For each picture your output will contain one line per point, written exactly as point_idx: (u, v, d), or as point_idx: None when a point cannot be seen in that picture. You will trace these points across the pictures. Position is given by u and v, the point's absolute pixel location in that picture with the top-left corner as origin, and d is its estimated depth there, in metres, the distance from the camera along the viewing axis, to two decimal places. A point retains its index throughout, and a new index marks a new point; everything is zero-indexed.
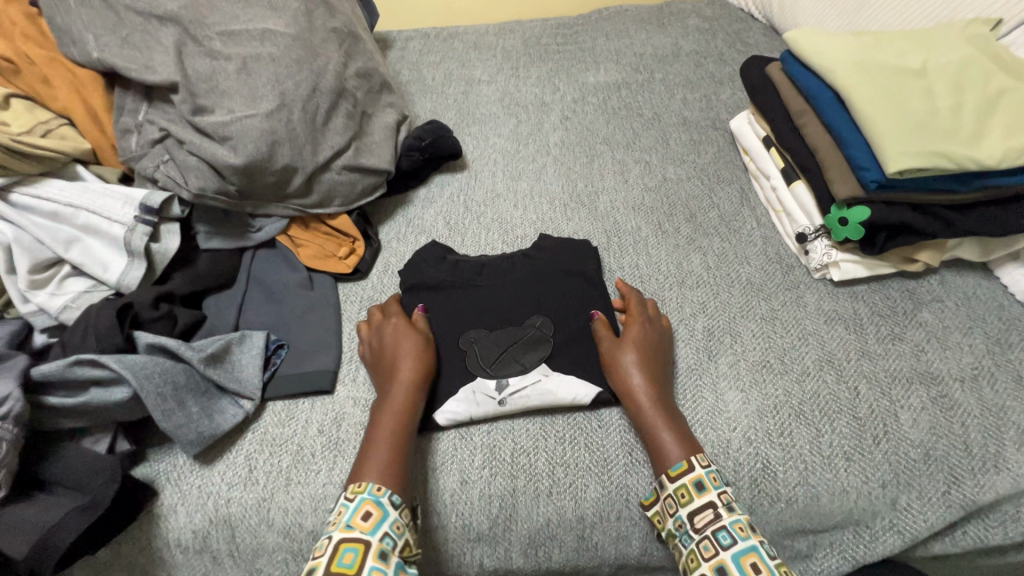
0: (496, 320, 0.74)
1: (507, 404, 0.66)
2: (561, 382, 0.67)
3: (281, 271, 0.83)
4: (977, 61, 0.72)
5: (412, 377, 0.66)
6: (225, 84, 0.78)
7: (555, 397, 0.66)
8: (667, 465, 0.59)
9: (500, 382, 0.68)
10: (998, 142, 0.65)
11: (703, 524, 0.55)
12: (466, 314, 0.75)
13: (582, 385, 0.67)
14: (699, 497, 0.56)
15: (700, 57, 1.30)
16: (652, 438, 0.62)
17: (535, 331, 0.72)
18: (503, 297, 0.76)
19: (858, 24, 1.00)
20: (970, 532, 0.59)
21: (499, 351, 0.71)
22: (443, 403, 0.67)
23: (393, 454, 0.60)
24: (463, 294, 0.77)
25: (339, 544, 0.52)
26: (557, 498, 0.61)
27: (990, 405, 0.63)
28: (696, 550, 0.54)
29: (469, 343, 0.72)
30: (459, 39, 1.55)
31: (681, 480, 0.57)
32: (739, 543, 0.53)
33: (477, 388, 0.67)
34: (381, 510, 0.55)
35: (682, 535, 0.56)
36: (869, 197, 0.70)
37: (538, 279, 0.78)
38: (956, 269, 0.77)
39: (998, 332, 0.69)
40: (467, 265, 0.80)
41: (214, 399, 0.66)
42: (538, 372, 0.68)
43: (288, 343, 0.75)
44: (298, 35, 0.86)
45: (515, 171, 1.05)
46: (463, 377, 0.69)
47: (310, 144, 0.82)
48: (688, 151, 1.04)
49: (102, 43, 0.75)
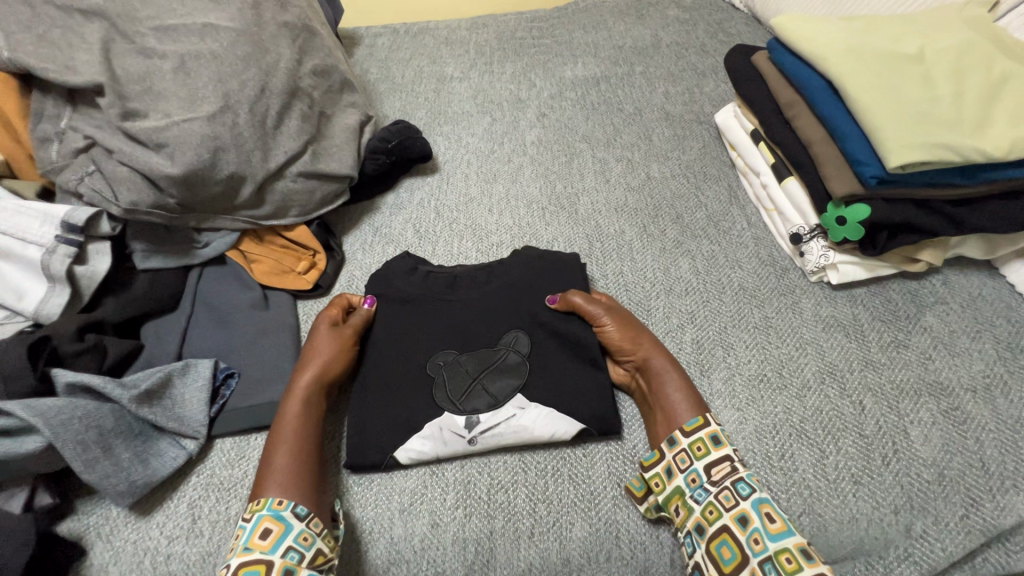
0: (468, 341, 0.67)
1: (478, 443, 0.60)
2: (538, 416, 0.61)
3: (232, 291, 0.75)
4: (978, 45, 0.68)
5: (323, 373, 0.62)
6: (160, 85, 0.70)
7: (530, 434, 0.60)
8: (682, 422, 0.58)
9: (470, 418, 0.61)
10: (1005, 131, 0.61)
11: (721, 476, 0.54)
12: (435, 334, 0.67)
13: (562, 420, 0.61)
14: (715, 450, 0.55)
15: (681, 49, 1.24)
16: (666, 400, 0.60)
17: (511, 355, 0.65)
18: (475, 314, 0.69)
19: (846, 10, 0.95)
20: (992, 559, 0.54)
21: (471, 378, 0.64)
22: (408, 439, 0.60)
23: (292, 462, 0.55)
24: (432, 311, 0.69)
25: (237, 569, 0.48)
26: (540, 539, 0.55)
27: (1005, 417, 0.58)
28: (714, 501, 0.52)
29: (439, 369, 0.64)
30: (430, 35, 1.48)
31: (698, 434, 0.56)
32: (757, 492, 0.51)
33: (444, 424, 0.61)
34: (282, 524, 0.51)
35: (697, 490, 0.54)
36: (868, 194, 0.65)
37: (515, 291, 0.70)
38: (959, 268, 0.72)
39: (1008, 336, 0.64)
40: (440, 278, 0.73)
41: (150, 441, 0.59)
42: (512, 404, 0.62)
43: (239, 371, 0.68)
44: (244, 30, 0.78)
45: (490, 173, 0.99)
46: (428, 411, 0.62)
47: (260, 150, 0.74)
48: (672, 148, 0.98)
49: (15, 41, 0.66)
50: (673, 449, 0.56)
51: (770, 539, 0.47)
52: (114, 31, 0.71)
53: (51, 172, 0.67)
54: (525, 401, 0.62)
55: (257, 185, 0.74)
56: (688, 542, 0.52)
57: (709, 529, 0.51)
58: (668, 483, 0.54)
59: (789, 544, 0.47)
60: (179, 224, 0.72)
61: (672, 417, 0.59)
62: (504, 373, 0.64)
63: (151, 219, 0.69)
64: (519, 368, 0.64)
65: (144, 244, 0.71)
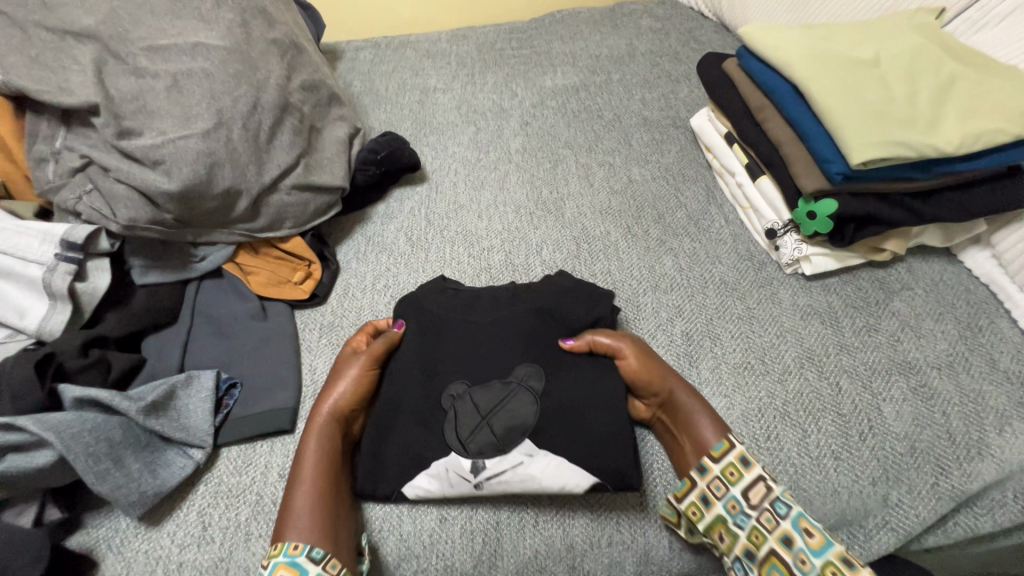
0: (483, 369, 0.63)
1: (484, 489, 0.57)
2: (547, 466, 0.57)
3: (230, 302, 0.76)
4: (928, 49, 0.73)
5: (336, 410, 0.63)
6: (154, 104, 0.71)
7: (538, 483, 0.56)
8: (709, 448, 0.58)
9: (476, 463, 0.57)
10: (956, 128, 0.66)
11: (759, 498, 0.55)
12: (457, 358, 0.63)
13: (574, 470, 0.57)
14: (746, 473, 0.56)
15: (655, 57, 1.29)
16: (691, 428, 0.60)
17: (524, 388, 0.61)
18: (489, 345, 0.64)
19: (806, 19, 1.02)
20: (962, 523, 0.58)
21: (480, 416, 0.59)
22: (414, 477, 0.58)
23: (311, 505, 0.55)
24: (454, 334, 0.65)
25: None
26: (544, 527, 0.58)
27: (968, 391, 0.63)
28: (758, 525, 0.54)
29: (451, 402, 0.60)
30: (411, 48, 1.51)
31: (727, 458, 0.57)
32: (795, 510, 0.53)
33: (450, 466, 0.58)
34: (296, 571, 0.51)
35: (738, 516, 0.55)
36: (835, 189, 0.69)
37: (541, 315, 0.67)
38: (921, 256, 0.77)
39: (968, 317, 0.69)
40: (467, 299, 0.70)
41: (157, 452, 0.60)
42: (520, 451, 0.58)
43: (241, 381, 0.69)
44: (234, 48, 0.80)
45: (478, 180, 1.02)
46: (438, 451, 0.59)
47: (254, 164, 0.76)
48: (651, 152, 1.02)
49: (8, 64, 0.67)
50: (705, 477, 0.57)
51: (815, 556, 0.50)
52: (106, 52, 0.73)
53: (47, 191, 0.68)
54: (533, 448, 0.58)
55: (252, 198, 0.76)
56: (738, 566, 0.55)
57: (758, 554, 0.53)
58: (704, 512, 0.55)
59: (831, 556, 0.50)
60: (175, 238, 0.73)
61: (700, 445, 0.59)
62: (520, 411, 0.59)
63: (148, 234, 0.70)
64: (534, 403, 0.60)
65: (141, 259, 0.72)
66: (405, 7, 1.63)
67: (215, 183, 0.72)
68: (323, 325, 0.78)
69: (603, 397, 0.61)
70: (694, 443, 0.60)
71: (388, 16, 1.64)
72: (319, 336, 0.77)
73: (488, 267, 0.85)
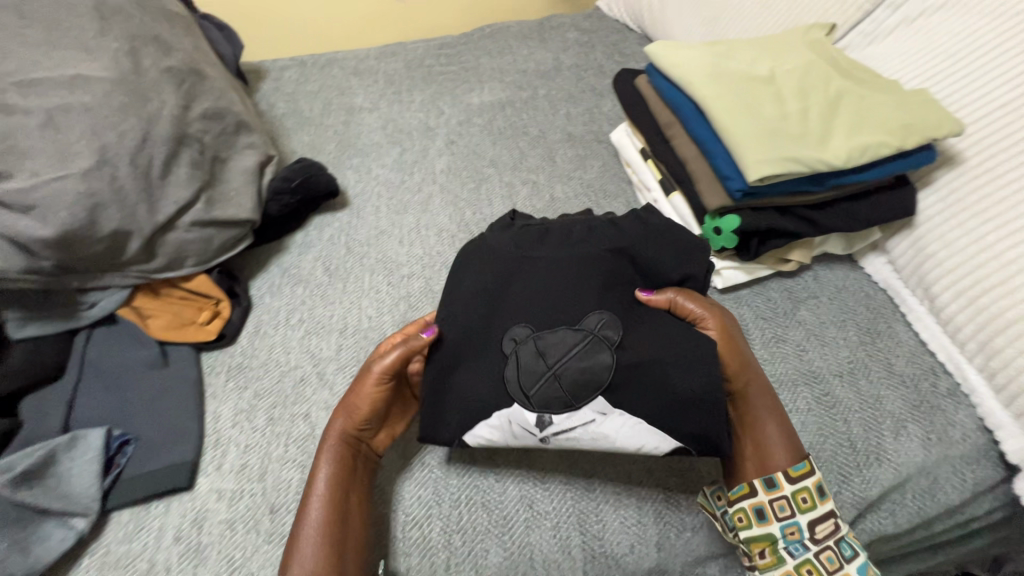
0: (548, 313, 0.61)
1: (550, 443, 0.57)
2: (624, 426, 0.56)
3: (125, 350, 0.71)
4: (818, 65, 0.76)
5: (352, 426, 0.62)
6: (25, 144, 0.66)
7: (610, 442, 0.57)
8: (788, 466, 0.57)
9: (543, 417, 0.57)
10: (844, 142, 0.68)
11: (823, 534, 0.56)
12: (519, 302, 0.62)
13: (652, 433, 0.56)
14: (820, 504, 0.56)
15: (581, 70, 1.31)
16: (760, 436, 0.60)
17: (595, 334, 0.59)
18: (568, 286, 0.63)
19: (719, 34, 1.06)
20: (867, 528, 0.60)
21: (546, 368, 0.58)
22: (475, 426, 0.58)
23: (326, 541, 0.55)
24: (514, 279, 0.65)
25: None
26: (455, 572, 0.57)
27: (867, 396, 0.65)
28: (815, 560, 0.55)
29: (513, 347, 0.60)
30: (338, 66, 1.48)
31: (804, 481, 0.56)
32: (859, 555, 0.55)
33: (514, 418, 0.57)
34: None
35: (794, 543, 0.56)
36: (736, 205, 0.71)
37: (614, 253, 0.66)
38: (826, 263, 0.80)
39: (867, 322, 0.72)
40: (526, 236, 0.70)
41: (33, 525, 0.55)
42: (592, 408, 0.57)
43: (137, 437, 0.65)
44: (121, 79, 0.75)
45: (400, 204, 1.00)
46: (495, 398, 0.58)
47: (146, 203, 0.72)
48: (574, 168, 1.03)
49: None
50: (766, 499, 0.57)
51: None
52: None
53: None
54: (607, 405, 0.57)
55: (144, 238, 0.71)
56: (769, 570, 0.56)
57: None
58: (756, 525, 0.56)
59: None
60: (54, 288, 0.68)
61: (768, 460, 0.58)
62: (594, 367, 0.57)
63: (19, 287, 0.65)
64: (608, 361, 0.58)
65: (17, 313, 0.67)
66: (332, 24, 1.59)
67: (98, 226, 0.67)
68: (232, 367, 0.75)
69: (687, 369, 0.58)
70: (761, 450, 0.59)
71: (315, 34, 1.61)
72: (226, 379, 0.73)
73: (408, 295, 0.82)
